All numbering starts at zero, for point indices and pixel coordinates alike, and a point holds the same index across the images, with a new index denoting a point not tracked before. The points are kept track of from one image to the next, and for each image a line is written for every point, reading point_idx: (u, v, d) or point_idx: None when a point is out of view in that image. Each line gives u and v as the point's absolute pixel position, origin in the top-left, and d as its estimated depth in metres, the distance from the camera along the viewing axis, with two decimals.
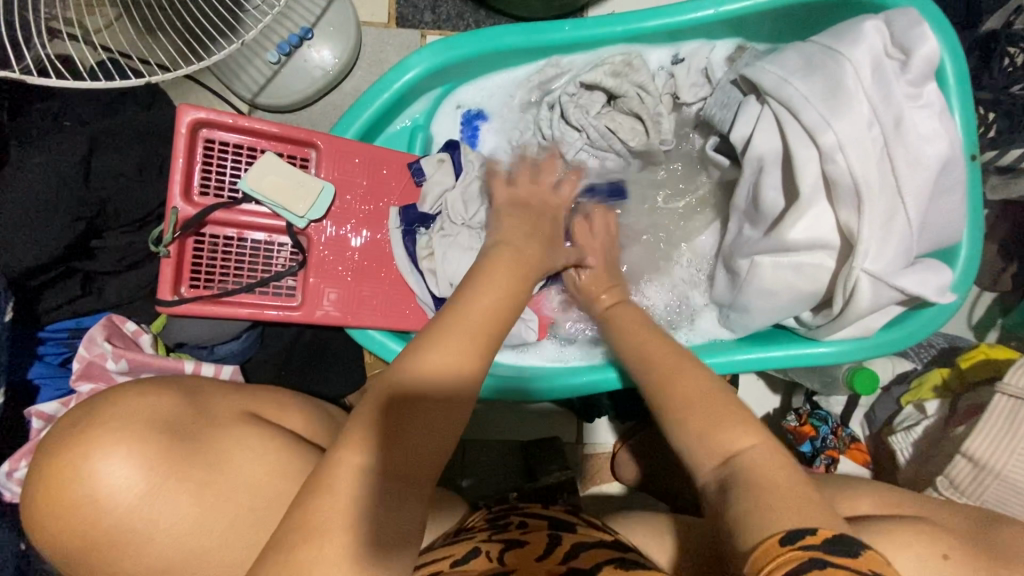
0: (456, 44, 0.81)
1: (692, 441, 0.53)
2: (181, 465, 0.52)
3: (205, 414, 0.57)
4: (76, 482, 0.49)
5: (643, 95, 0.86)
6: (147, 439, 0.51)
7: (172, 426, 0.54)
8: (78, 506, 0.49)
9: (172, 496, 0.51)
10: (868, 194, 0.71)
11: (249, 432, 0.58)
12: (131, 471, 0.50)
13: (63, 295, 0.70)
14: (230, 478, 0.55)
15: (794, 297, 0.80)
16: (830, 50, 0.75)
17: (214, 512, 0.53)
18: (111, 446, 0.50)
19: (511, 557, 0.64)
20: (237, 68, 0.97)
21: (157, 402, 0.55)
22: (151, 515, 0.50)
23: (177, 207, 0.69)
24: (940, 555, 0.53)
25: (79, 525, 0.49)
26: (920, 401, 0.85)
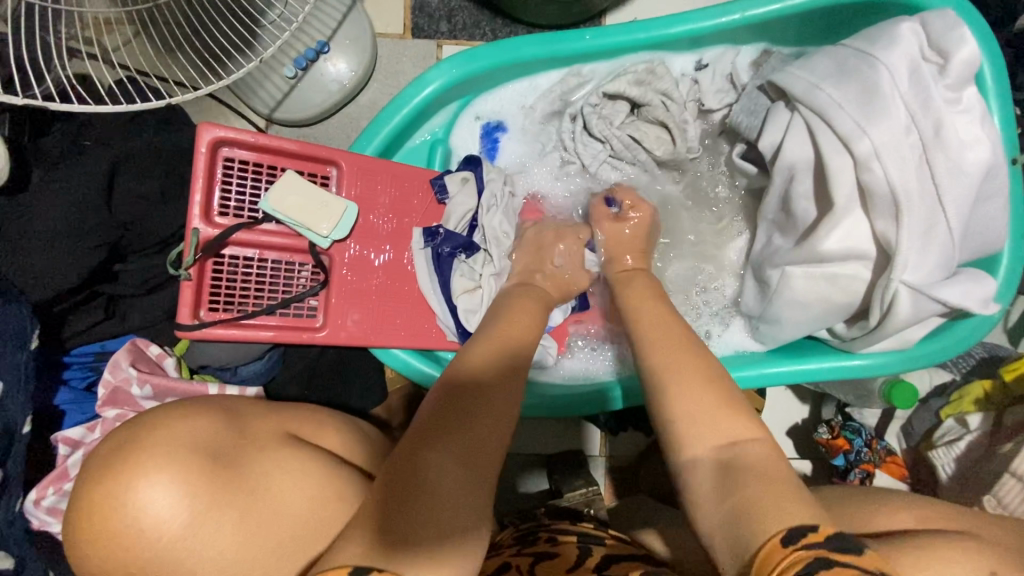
0: (475, 57, 0.80)
1: (694, 456, 0.52)
2: (228, 493, 0.47)
3: (246, 436, 0.52)
4: (122, 513, 0.43)
5: (668, 103, 0.85)
6: (187, 462, 0.46)
7: (214, 448, 0.49)
8: (120, 538, 0.43)
9: (218, 524, 0.46)
10: (907, 203, 0.69)
11: (291, 457, 0.53)
12: (176, 506, 0.45)
13: (88, 319, 0.70)
14: (274, 506, 0.49)
15: (830, 309, 0.78)
16: (864, 54, 0.72)
17: (262, 545, 0.48)
18: (157, 467, 0.45)
19: (543, 569, 0.64)
20: (255, 84, 0.97)
21: (199, 425, 0.50)
22: (196, 550, 0.45)
23: (197, 228, 0.68)
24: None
25: (122, 562, 0.44)
26: (960, 415, 0.82)
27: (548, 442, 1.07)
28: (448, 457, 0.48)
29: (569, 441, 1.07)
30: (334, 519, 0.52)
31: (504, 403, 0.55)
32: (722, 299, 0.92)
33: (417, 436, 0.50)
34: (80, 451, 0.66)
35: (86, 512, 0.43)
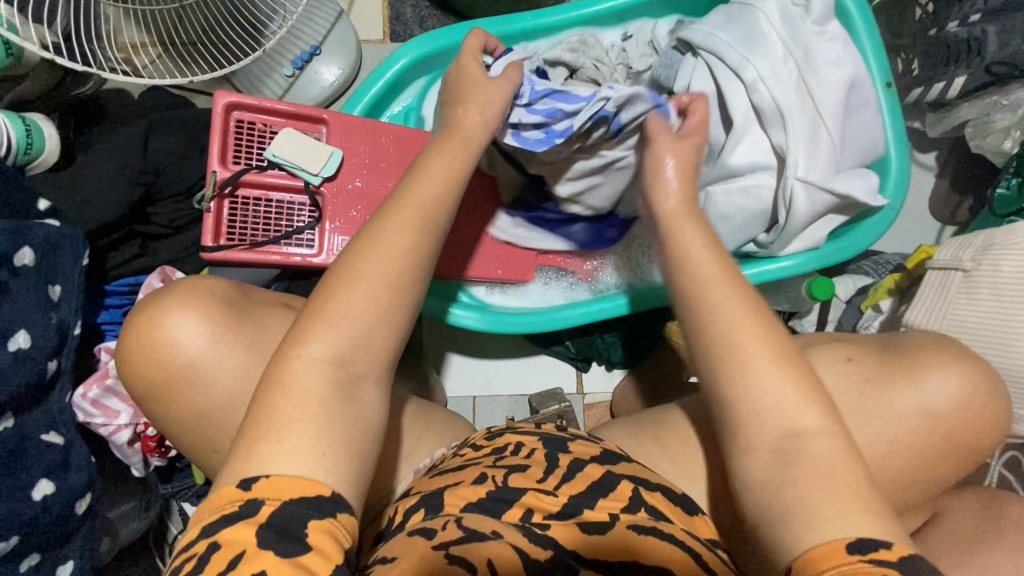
0: (436, 36, 0.98)
1: (746, 441, 0.57)
2: (240, 327, 0.64)
3: (255, 298, 0.69)
4: (161, 328, 0.61)
5: (599, 66, 1.02)
6: (210, 303, 0.63)
7: (232, 299, 0.65)
8: (162, 348, 0.61)
9: (233, 347, 0.63)
10: (790, 115, 0.84)
11: (293, 315, 0.69)
12: (197, 329, 0.62)
13: (127, 254, 0.85)
14: (276, 343, 0.65)
15: (748, 218, 0.92)
16: (746, 5, 0.89)
17: (259, 371, 0.64)
18: (189, 306, 0.62)
19: (514, 481, 0.68)
20: (259, 83, 1.16)
21: (215, 284, 0.66)
22: (211, 359, 0.62)
23: (215, 170, 0.84)
24: (847, 357, 0.71)
25: (159, 360, 0.62)
26: (875, 303, 0.94)
27: (531, 382, 1.19)
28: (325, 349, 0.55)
29: (548, 379, 1.20)
30: None
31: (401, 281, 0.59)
32: None
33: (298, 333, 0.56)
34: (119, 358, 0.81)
35: (135, 324, 0.62)
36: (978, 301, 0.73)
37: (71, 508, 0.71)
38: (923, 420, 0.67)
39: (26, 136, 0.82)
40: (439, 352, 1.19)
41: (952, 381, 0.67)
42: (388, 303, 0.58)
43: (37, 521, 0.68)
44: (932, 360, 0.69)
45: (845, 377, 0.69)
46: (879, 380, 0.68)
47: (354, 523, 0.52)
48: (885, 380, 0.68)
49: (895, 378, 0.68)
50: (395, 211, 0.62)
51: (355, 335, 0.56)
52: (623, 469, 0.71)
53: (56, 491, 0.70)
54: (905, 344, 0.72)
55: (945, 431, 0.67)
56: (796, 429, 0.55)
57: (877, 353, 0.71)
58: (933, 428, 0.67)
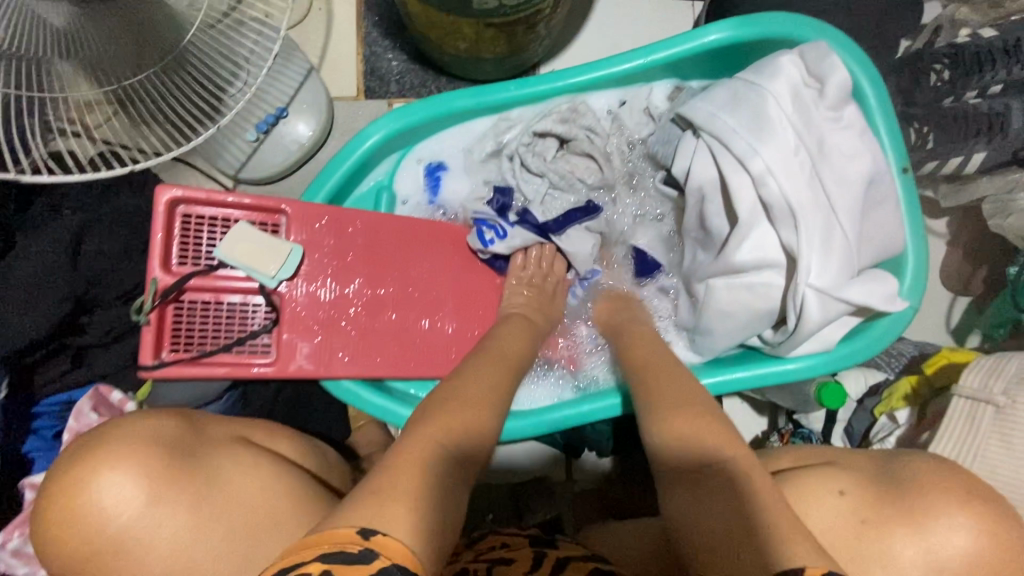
0: (411, 110, 0.89)
1: (707, 473, 0.58)
2: (181, 479, 0.59)
3: (202, 436, 0.65)
4: (91, 493, 0.56)
5: (593, 138, 0.94)
6: (147, 449, 0.59)
7: (174, 442, 0.62)
8: (92, 508, 0.56)
9: (172, 505, 0.58)
10: (801, 212, 0.75)
11: (243, 456, 0.65)
12: (130, 489, 0.57)
13: (57, 368, 0.75)
14: (223, 492, 0.61)
15: (751, 316, 0.84)
16: (753, 86, 0.80)
17: (206, 531, 0.58)
18: (124, 455, 0.58)
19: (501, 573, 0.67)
20: (221, 148, 1.06)
21: (162, 423, 0.63)
22: (143, 527, 0.57)
23: (156, 277, 0.75)
24: (838, 493, 0.63)
25: (87, 534, 0.56)
26: (891, 411, 0.85)
27: (516, 470, 1.11)
28: (435, 438, 0.54)
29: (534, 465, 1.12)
30: (275, 504, 0.63)
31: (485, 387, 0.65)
32: (660, 316, 0.97)
33: (415, 442, 0.53)
34: None
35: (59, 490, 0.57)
36: (1012, 446, 0.65)
37: None
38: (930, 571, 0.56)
39: None
40: None
41: (963, 531, 0.57)
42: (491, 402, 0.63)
43: None
44: (935, 495, 0.58)
45: (839, 513, 0.61)
46: (877, 521, 0.59)
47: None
48: (890, 523, 0.58)
49: (893, 515, 0.59)
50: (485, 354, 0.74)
51: (464, 428, 0.57)
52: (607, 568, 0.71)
53: None
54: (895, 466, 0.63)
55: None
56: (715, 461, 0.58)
57: (874, 483, 0.62)
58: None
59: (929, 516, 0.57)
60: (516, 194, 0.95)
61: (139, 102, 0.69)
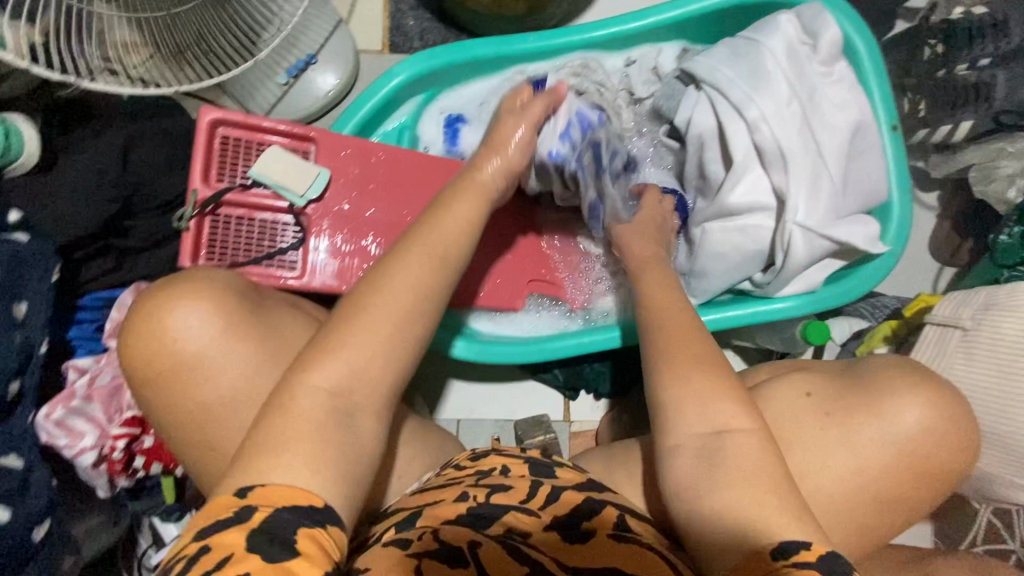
0: (435, 55, 0.96)
1: (674, 440, 0.63)
2: (247, 321, 0.68)
3: (262, 294, 0.73)
4: (166, 320, 0.65)
5: (604, 91, 1.00)
6: (218, 293, 0.67)
7: (240, 292, 0.70)
8: (172, 334, 0.65)
9: (237, 340, 0.66)
10: (791, 157, 0.82)
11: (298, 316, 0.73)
12: (204, 322, 0.66)
13: (101, 267, 0.82)
14: (281, 337, 0.69)
15: (743, 257, 0.90)
16: (752, 40, 0.86)
17: (263, 366, 0.67)
18: (197, 296, 0.66)
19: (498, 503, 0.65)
20: (253, 90, 1.13)
21: (229, 277, 0.71)
22: (207, 352, 0.66)
23: (196, 189, 0.81)
24: (805, 392, 0.69)
25: (162, 352, 0.65)
26: (871, 350, 0.92)
27: (516, 407, 1.18)
28: (330, 372, 0.56)
29: (534, 405, 1.18)
30: None
31: (398, 282, 0.60)
32: None
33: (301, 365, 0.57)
34: (86, 378, 0.79)
35: (135, 324, 0.64)
36: (974, 358, 0.75)
37: (30, 534, 0.69)
38: (895, 446, 0.66)
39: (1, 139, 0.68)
40: (426, 373, 1.17)
41: (917, 412, 0.66)
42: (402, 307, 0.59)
43: None
44: (888, 382, 0.68)
45: (799, 408, 0.69)
46: (838, 412, 0.67)
47: (341, 536, 0.51)
48: (860, 410, 0.67)
49: (855, 403, 0.68)
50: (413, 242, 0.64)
51: (372, 350, 0.57)
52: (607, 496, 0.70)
53: (14, 517, 0.67)
54: (863, 368, 0.71)
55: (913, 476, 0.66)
56: (716, 429, 0.62)
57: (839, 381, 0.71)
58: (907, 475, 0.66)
59: (888, 400, 0.66)
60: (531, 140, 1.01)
61: (171, 34, 0.75)
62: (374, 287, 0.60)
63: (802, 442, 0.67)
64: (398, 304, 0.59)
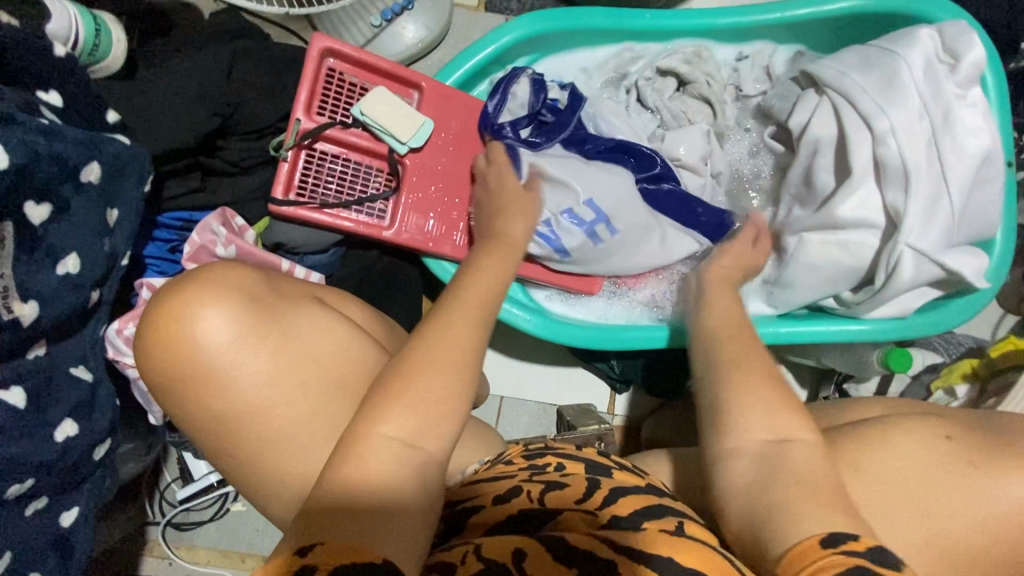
0: (549, 17, 0.91)
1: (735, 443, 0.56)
2: (263, 326, 0.57)
3: (281, 294, 0.61)
4: (181, 326, 0.55)
5: (712, 82, 0.96)
6: (234, 301, 0.56)
7: (253, 295, 0.58)
8: (184, 339, 0.55)
9: (258, 350, 0.57)
10: (915, 177, 0.79)
11: (319, 314, 0.61)
12: (228, 324, 0.56)
13: (185, 185, 0.78)
14: (303, 348, 0.58)
15: (838, 272, 0.87)
16: (888, 51, 0.83)
17: (285, 376, 0.57)
18: (210, 301, 0.56)
19: (552, 500, 0.61)
20: (342, 27, 1.08)
21: (241, 275, 0.59)
22: (234, 360, 0.56)
23: (299, 119, 0.77)
24: (945, 436, 0.66)
25: (173, 357, 0.56)
26: (950, 386, 0.92)
27: (561, 393, 1.15)
28: (397, 428, 0.49)
29: (579, 393, 1.15)
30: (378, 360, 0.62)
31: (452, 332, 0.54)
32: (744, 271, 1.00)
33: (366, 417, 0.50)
34: None
35: (151, 332, 0.56)
36: None
37: (90, 452, 0.66)
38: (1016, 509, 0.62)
39: (94, 37, 0.78)
40: None
41: None
42: (468, 345, 0.54)
43: (57, 462, 0.62)
44: None
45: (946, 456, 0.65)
46: (985, 464, 0.63)
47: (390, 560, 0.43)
48: (986, 460, 0.64)
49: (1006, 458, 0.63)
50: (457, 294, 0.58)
51: (435, 399, 0.51)
52: (676, 507, 0.61)
53: (79, 433, 0.63)
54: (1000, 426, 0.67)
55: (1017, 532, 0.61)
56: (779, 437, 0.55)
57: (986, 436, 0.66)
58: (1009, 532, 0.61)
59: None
60: (628, 122, 0.96)
61: None
62: (432, 324, 0.55)
63: (920, 482, 0.64)
64: (454, 350, 0.53)
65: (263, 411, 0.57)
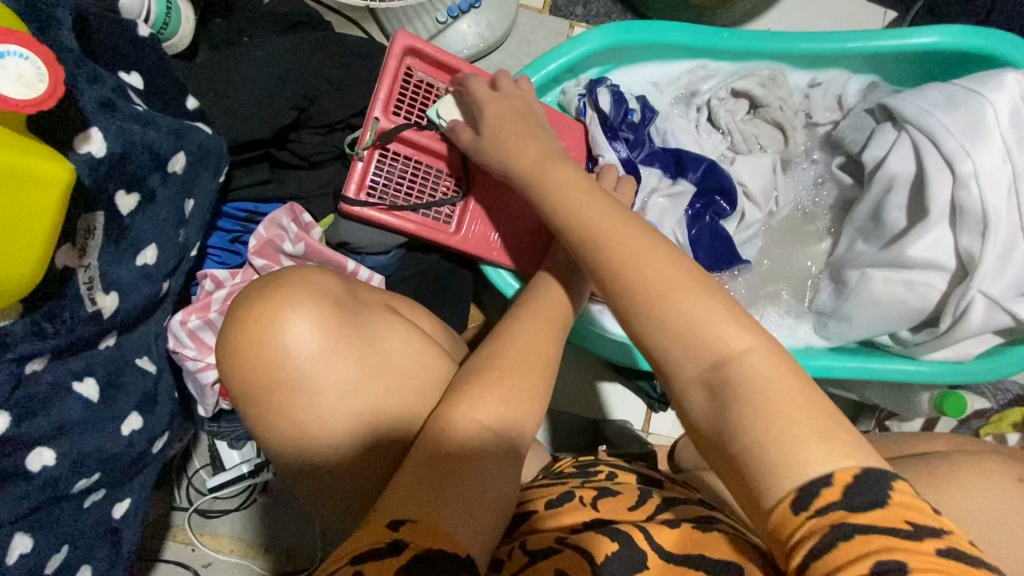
0: (628, 29, 0.89)
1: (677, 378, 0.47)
2: (349, 333, 0.54)
3: (360, 300, 0.58)
4: (268, 330, 0.52)
5: (785, 108, 0.94)
6: (321, 304, 0.54)
7: (338, 301, 0.55)
8: (268, 346, 0.52)
9: (344, 359, 0.54)
10: (995, 223, 0.78)
11: (398, 322, 0.59)
12: (316, 332, 0.53)
13: (254, 177, 0.77)
14: (387, 357, 0.56)
15: (902, 311, 0.86)
16: (974, 91, 0.81)
17: (369, 385, 0.55)
18: (296, 304, 0.53)
19: (606, 505, 0.57)
20: (407, 21, 1.06)
21: (328, 280, 0.57)
22: (318, 368, 0.53)
23: (377, 118, 0.75)
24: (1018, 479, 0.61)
25: (255, 361, 0.53)
26: (1000, 433, 0.92)
27: (598, 406, 1.14)
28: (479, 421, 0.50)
29: (615, 408, 1.14)
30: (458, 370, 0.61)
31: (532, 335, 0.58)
32: (799, 299, 0.99)
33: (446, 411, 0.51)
34: (222, 290, 0.73)
35: (234, 330, 0.53)
36: None
37: (150, 446, 0.64)
38: None
39: (166, 14, 0.76)
40: None
41: None
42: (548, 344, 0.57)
43: (120, 456, 0.60)
44: None
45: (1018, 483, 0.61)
46: None
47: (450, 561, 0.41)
48: None
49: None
50: (536, 303, 0.61)
51: (526, 392, 0.53)
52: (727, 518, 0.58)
53: (144, 426, 0.62)
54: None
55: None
56: (714, 357, 0.46)
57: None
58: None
59: None
60: (697, 143, 0.95)
61: None
62: (508, 329, 0.58)
63: None
64: (540, 352, 0.56)
65: (345, 422, 0.55)
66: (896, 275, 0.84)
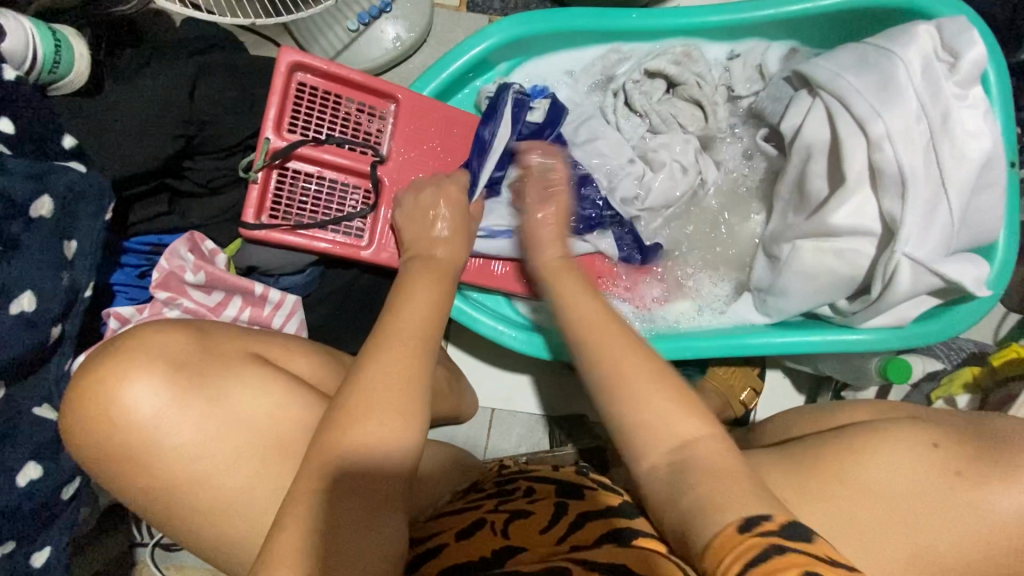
0: (529, 20, 0.87)
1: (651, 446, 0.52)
2: (195, 391, 0.56)
3: (215, 354, 0.59)
4: (109, 403, 0.54)
5: (702, 84, 0.92)
6: (158, 371, 0.55)
7: (181, 363, 0.57)
8: (112, 417, 0.54)
9: (192, 417, 0.55)
10: (913, 183, 0.75)
11: (255, 370, 0.59)
12: (156, 392, 0.55)
13: (152, 209, 0.76)
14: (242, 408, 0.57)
15: (834, 282, 0.83)
16: (884, 50, 0.79)
17: (228, 436, 0.56)
18: (133, 375, 0.55)
19: (516, 531, 0.57)
20: (318, 33, 1.04)
21: (174, 340, 0.58)
22: (164, 432, 0.54)
23: (269, 138, 0.74)
24: (933, 445, 0.61)
25: (104, 433, 0.54)
26: (951, 395, 0.89)
27: (553, 403, 1.12)
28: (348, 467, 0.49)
29: (570, 404, 1.13)
30: None
31: (397, 363, 0.53)
32: (737, 277, 0.97)
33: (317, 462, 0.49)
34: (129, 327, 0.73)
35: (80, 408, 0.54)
36: None
37: (57, 494, 0.63)
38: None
39: (55, 54, 0.72)
40: (464, 357, 1.11)
41: None
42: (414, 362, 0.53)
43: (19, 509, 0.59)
44: None
45: (930, 465, 0.59)
46: (974, 473, 0.58)
47: None
48: (980, 468, 0.58)
49: (989, 473, 0.58)
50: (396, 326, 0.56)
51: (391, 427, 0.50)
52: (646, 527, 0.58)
53: (45, 475, 0.62)
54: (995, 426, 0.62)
55: (997, 547, 0.56)
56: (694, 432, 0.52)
57: (971, 438, 0.61)
58: (976, 539, 0.56)
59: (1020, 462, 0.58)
60: (616, 129, 0.93)
61: None
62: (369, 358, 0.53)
63: (914, 495, 0.58)
64: (403, 384, 0.52)
65: (216, 470, 0.55)
66: (813, 251, 0.83)
